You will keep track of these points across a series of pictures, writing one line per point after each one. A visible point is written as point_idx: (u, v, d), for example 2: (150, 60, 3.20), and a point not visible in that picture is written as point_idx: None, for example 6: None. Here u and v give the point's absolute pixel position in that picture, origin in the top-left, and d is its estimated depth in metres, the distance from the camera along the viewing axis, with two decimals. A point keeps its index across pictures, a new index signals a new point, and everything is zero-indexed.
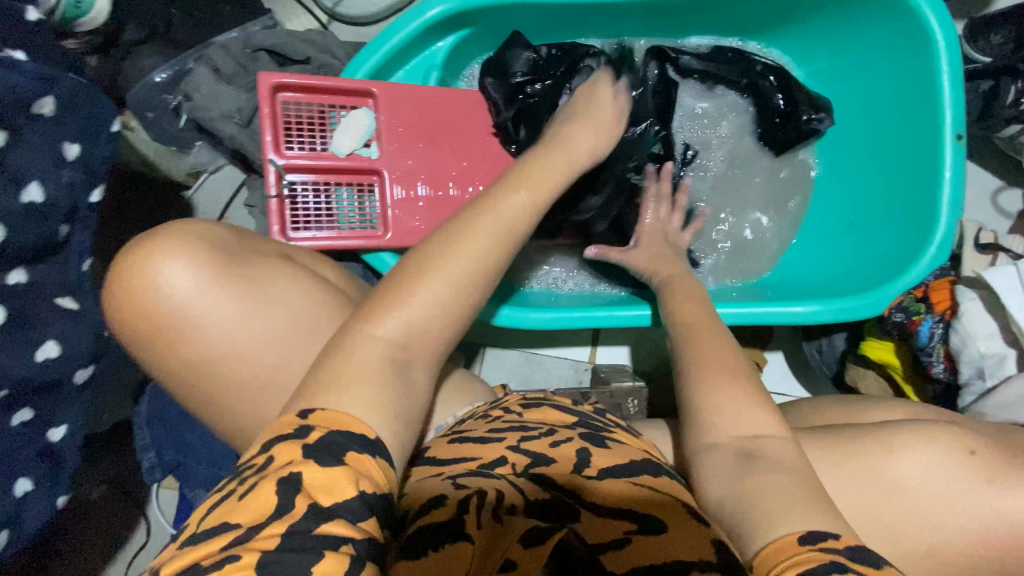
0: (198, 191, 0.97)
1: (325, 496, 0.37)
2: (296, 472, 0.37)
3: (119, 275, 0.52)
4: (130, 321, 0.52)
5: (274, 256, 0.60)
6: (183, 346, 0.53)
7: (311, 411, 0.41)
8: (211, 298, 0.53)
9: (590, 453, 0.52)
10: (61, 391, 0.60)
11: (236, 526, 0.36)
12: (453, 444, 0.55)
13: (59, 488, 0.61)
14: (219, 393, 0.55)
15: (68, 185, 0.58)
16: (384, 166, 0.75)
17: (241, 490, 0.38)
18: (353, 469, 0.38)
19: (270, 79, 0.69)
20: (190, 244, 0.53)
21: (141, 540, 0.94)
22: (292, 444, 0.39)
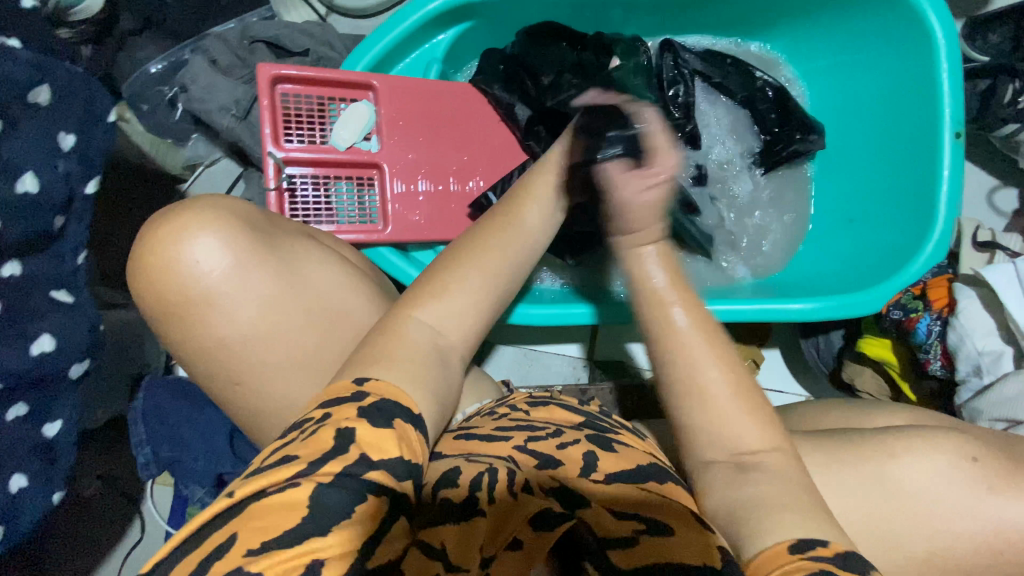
0: (196, 184, 0.95)
1: (375, 450, 0.40)
2: (350, 428, 0.40)
3: (148, 249, 0.49)
4: (158, 296, 0.49)
5: (306, 237, 0.58)
6: (217, 326, 0.50)
7: (366, 379, 0.44)
8: (247, 277, 0.50)
9: (596, 457, 0.50)
10: (57, 386, 0.59)
11: (294, 462, 0.39)
12: (457, 442, 0.53)
13: (55, 484, 0.60)
14: (243, 381, 0.52)
15: (64, 175, 0.57)
16: (384, 159, 0.74)
17: (303, 435, 0.41)
18: (397, 432, 0.42)
19: (269, 70, 0.68)
20: (222, 218, 0.51)
21: (136, 537, 0.93)
22: (347, 406, 0.42)
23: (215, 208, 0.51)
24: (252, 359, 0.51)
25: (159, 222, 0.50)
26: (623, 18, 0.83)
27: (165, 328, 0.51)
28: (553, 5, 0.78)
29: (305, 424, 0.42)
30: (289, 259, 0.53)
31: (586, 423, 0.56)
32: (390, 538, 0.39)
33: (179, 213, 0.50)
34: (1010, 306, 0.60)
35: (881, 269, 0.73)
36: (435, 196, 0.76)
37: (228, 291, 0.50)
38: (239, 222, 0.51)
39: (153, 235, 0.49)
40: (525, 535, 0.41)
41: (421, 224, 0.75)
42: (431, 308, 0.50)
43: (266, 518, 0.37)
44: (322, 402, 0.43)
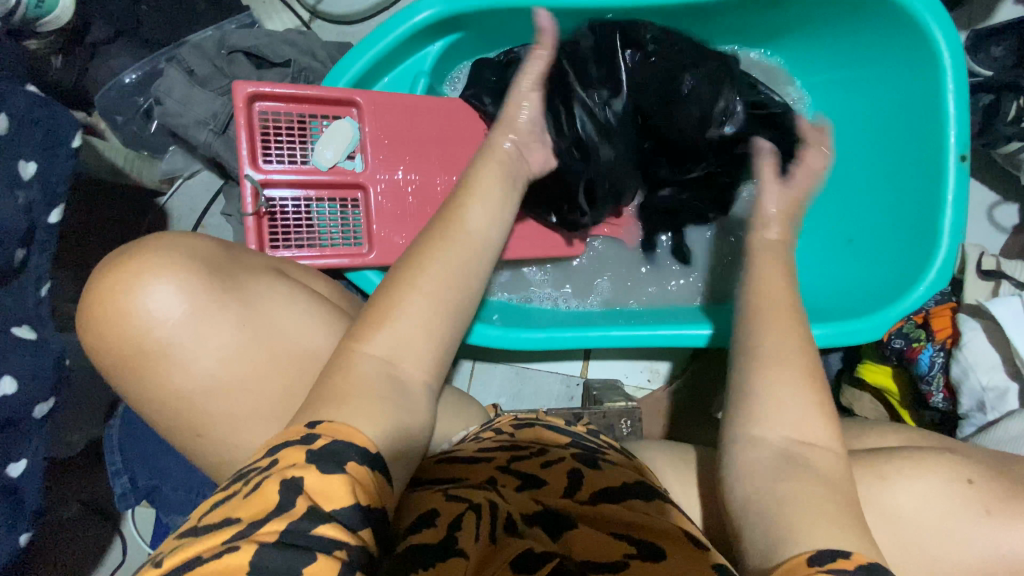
0: (173, 198, 0.91)
1: (329, 500, 0.34)
2: (297, 476, 0.34)
3: (93, 300, 0.46)
4: (109, 348, 0.47)
5: (267, 270, 0.55)
6: (175, 377, 0.47)
7: (318, 422, 0.38)
8: (205, 322, 0.47)
9: (583, 475, 0.48)
10: (22, 427, 0.56)
11: (236, 522, 0.33)
12: (437, 468, 0.50)
13: (22, 526, 0.57)
14: (209, 429, 0.49)
15: (24, 206, 0.54)
16: (369, 180, 0.71)
17: (244, 490, 0.35)
18: (352, 477, 0.35)
19: (245, 88, 0.65)
20: (172, 261, 0.48)
21: (117, 560, 0.91)
22: (295, 450, 0.36)
23: (173, 251, 0.49)
24: (215, 410, 0.48)
25: (109, 268, 0.47)
26: None
27: (119, 378, 0.48)
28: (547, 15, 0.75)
29: (246, 478, 0.36)
30: (252, 302, 0.50)
31: (575, 442, 0.54)
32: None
33: (131, 259, 0.47)
34: (1016, 341, 0.60)
35: (884, 293, 0.72)
36: (422, 217, 0.73)
37: (186, 340, 0.47)
38: (195, 265, 0.48)
39: (102, 283, 0.46)
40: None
41: (406, 246, 0.72)
42: (382, 339, 0.44)
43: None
44: (267, 450, 0.37)
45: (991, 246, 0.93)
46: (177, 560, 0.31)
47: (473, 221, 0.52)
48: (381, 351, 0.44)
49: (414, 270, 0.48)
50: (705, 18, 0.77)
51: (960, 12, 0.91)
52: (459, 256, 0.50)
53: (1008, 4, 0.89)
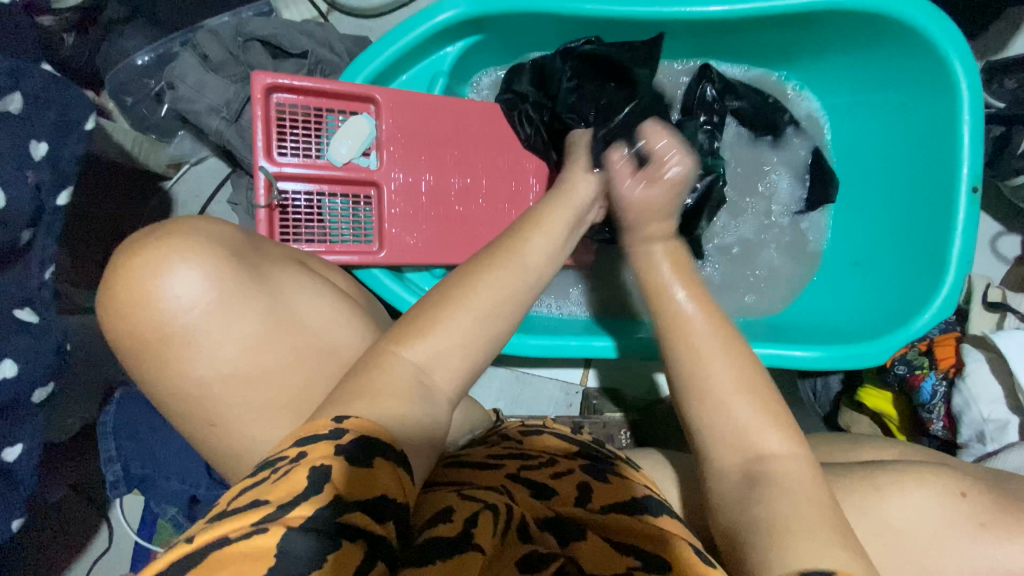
0: (179, 184, 0.90)
1: (350, 488, 0.34)
2: (326, 463, 0.34)
3: (114, 285, 0.45)
4: (127, 333, 0.45)
5: (288, 262, 0.54)
6: (192, 365, 0.46)
7: (346, 417, 0.38)
8: (229, 311, 0.46)
9: (592, 486, 0.48)
10: (19, 410, 0.55)
11: (264, 504, 0.32)
12: (449, 470, 0.50)
13: (14, 511, 0.57)
14: (222, 420, 0.47)
15: (33, 187, 0.52)
16: (383, 178, 0.70)
17: (274, 475, 0.34)
18: (378, 474, 0.35)
19: (264, 79, 0.64)
20: (196, 247, 0.47)
21: (102, 546, 0.90)
22: (324, 443, 0.36)
23: (204, 236, 0.48)
24: (230, 402, 0.47)
25: (131, 251, 0.46)
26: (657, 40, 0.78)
27: (135, 358, 0.47)
28: (570, 22, 0.74)
29: (275, 466, 0.35)
30: (277, 295, 0.50)
31: (581, 453, 0.54)
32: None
33: (154, 242, 0.46)
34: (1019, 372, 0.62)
35: (890, 318, 0.72)
36: (434, 220, 0.72)
37: (204, 328, 0.46)
38: (218, 253, 0.47)
39: (125, 265, 0.46)
40: (509, 573, 0.37)
41: (417, 247, 0.71)
42: (423, 346, 0.44)
43: (227, 568, 0.29)
44: (294, 440, 0.37)
45: (991, 276, 0.94)
46: (209, 539, 0.30)
47: (530, 250, 0.54)
48: (420, 358, 0.44)
49: (462, 289, 0.48)
50: (733, 34, 0.77)
51: (977, 42, 0.91)
52: (499, 278, 0.50)
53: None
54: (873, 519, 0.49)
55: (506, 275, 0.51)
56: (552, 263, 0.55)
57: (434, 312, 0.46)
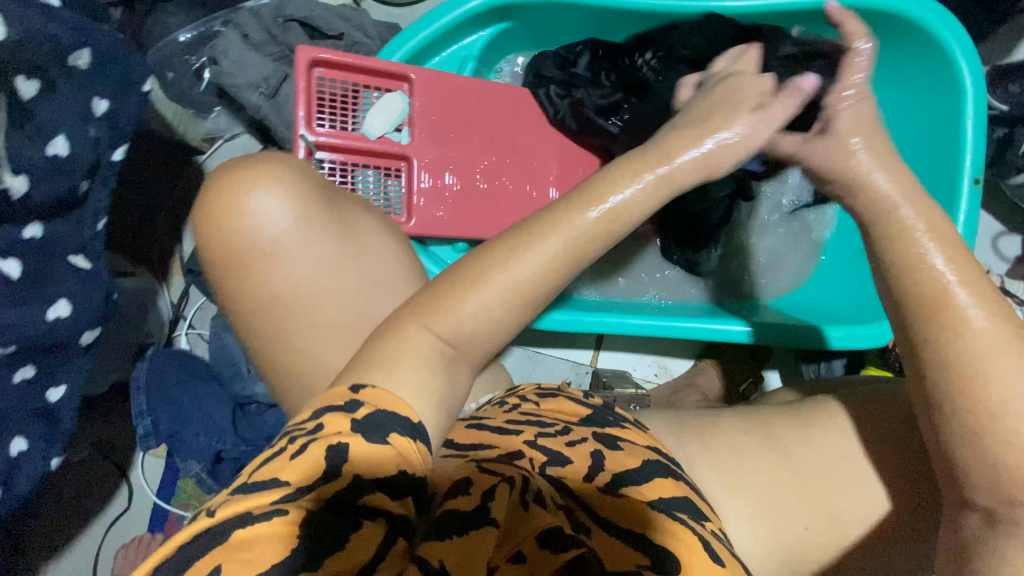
0: (212, 157, 0.92)
1: (367, 467, 0.36)
2: (343, 442, 0.36)
3: (213, 196, 0.49)
4: (217, 239, 0.49)
5: (361, 206, 0.57)
6: (267, 279, 0.49)
7: (362, 387, 0.41)
8: (312, 236, 0.50)
9: (604, 456, 0.48)
10: (67, 351, 0.58)
11: (284, 483, 0.35)
12: (469, 431, 0.51)
13: (54, 449, 0.59)
14: (281, 343, 0.51)
15: (93, 141, 0.56)
16: (414, 153, 0.74)
17: (291, 450, 0.37)
18: (397, 451, 0.37)
19: (308, 53, 0.68)
20: (292, 175, 0.50)
21: (121, 507, 0.91)
22: (339, 416, 0.38)
23: (287, 165, 0.51)
24: (298, 318, 0.51)
25: (235, 168, 0.50)
26: None
27: (214, 269, 0.51)
28: (596, 13, 0.78)
29: (294, 437, 0.38)
30: (347, 229, 0.52)
31: (594, 417, 0.54)
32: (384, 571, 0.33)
33: (255, 165, 0.50)
34: None
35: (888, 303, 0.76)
36: (460, 195, 0.76)
37: (289, 246, 0.49)
38: (311, 182, 0.51)
39: (218, 182, 0.49)
40: (528, 549, 0.38)
41: (444, 220, 0.75)
42: (445, 320, 0.44)
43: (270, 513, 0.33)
44: (315, 408, 0.40)
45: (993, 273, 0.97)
46: (235, 506, 0.34)
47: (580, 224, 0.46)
48: (441, 334, 0.44)
49: (501, 264, 0.46)
50: None
51: (982, 48, 0.95)
52: (550, 253, 0.46)
53: None
54: (825, 446, 0.53)
55: (558, 252, 0.46)
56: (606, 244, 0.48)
57: (462, 291, 0.45)
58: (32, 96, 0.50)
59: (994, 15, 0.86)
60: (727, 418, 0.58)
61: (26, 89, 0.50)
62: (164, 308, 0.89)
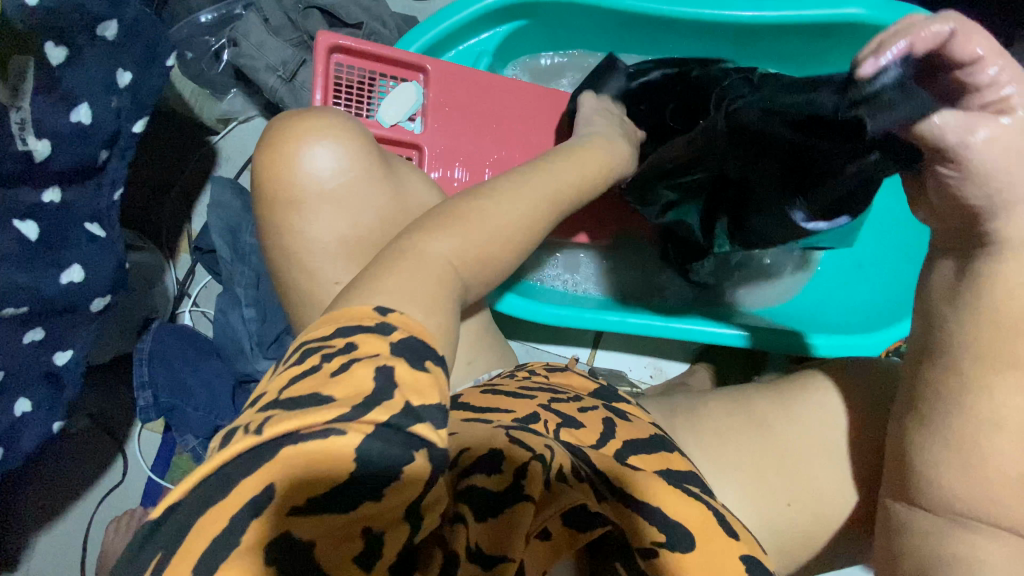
0: (225, 139, 0.93)
1: (417, 397, 0.32)
2: (387, 365, 0.32)
3: (285, 134, 0.51)
4: (273, 177, 0.51)
5: (410, 173, 0.58)
6: (315, 224, 0.51)
7: (390, 310, 0.36)
8: (359, 193, 0.52)
9: (615, 424, 0.48)
10: (77, 316, 0.59)
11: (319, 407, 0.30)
12: (482, 395, 0.50)
13: (57, 413, 0.60)
14: (308, 306, 0.53)
15: (115, 111, 0.57)
16: (425, 142, 0.75)
17: (325, 372, 0.32)
18: (437, 377, 0.33)
19: (328, 40, 0.70)
20: (355, 136, 0.53)
21: (115, 479, 0.91)
22: (372, 338, 0.33)
23: (352, 126, 0.53)
24: (315, 281, 0.52)
25: (307, 117, 0.53)
26: (690, 46, 0.83)
27: (266, 209, 0.52)
28: (610, 16, 0.79)
29: (324, 355, 0.33)
30: (399, 194, 0.55)
31: (600, 393, 0.54)
32: (429, 506, 0.33)
33: (325, 117, 0.53)
34: None
35: (891, 313, 0.79)
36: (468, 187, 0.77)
37: (334, 201, 0.51)
38: (368, 148, 0.53)
39: (294, 126, 0.52)
40: (554, 527, 0.37)
41: None
42: (443, 240, 0.43)
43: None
44: (336, 328, 0.34)
45: None
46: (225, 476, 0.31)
47: (556, 179, 0.54)
48: (452, 250, 0.43)
49: (463, 208, 0.46)
50: (761, 43, 0.82)
51: None
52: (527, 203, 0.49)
53: None
54: (812, 437, 0.55)
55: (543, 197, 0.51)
56: (570, 200, 0.55)
57: (441, 224, 0.44)
58: (59, 62, 0.52)
59: None
60: (713, 400, 0.59)
61: (54, 56, 0.51)
62: (169, 284, 0.91)
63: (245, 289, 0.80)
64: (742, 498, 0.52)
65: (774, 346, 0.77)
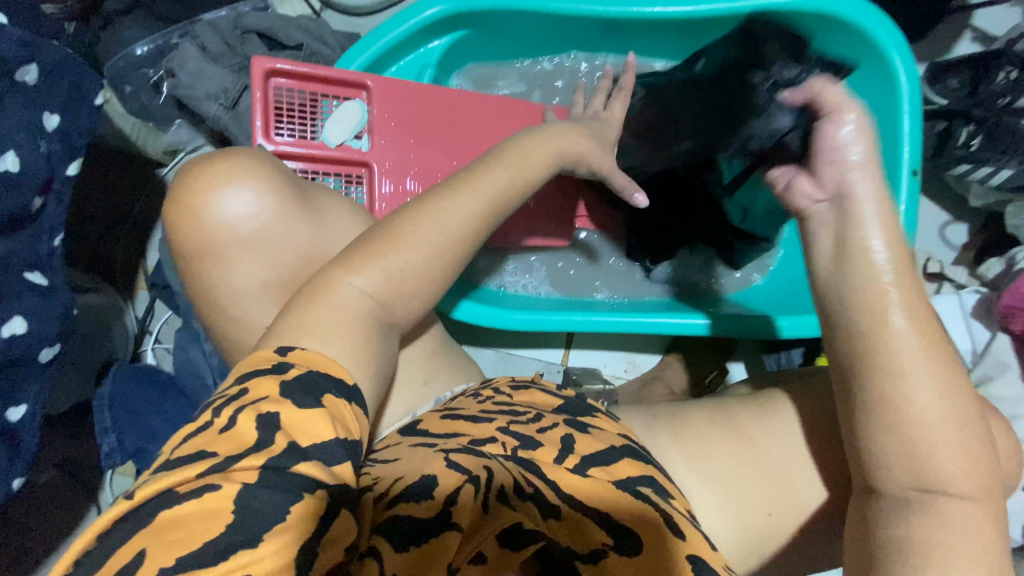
0: (174, 170, 0.92)
1: (306, 437, 0.33)
2: (273, 411, 0.33)
3: (189, 181, 0.49)
4: (187, 228, 0.49)
5: (333, 195, 0.58)
6: (242, 272, 0.50)
7: (290, 349, 0.37)
8: (283, 225, 0.51)
9: (574, 438, 0.48)
10: (25, 368, 0.57)
11: (211, 457, 0.31)
12: (443, 420, 0.50)
13: (15, 469, 0.58)
14: (251, 345, 0.52)
15: (45, 156, 0.55)
16: (374, 158, 0.75)
17: (217, 424, 0.33)
18: (330, 411, 0.35)
19: (264, 64, 0.69)
20: (261, 168, 0.51)
21: (91, 529, 0.88)
22: (268, 379, 0.35)
23: (255, 158, 0.52)
24: (262, 311, 0.51)
25: (207, 159, 0.51)
26: (625, 38, 0.84)
27: (187, 264, 0.51)
28: (547, 19, 0.80)
29: (217, 408, 0.34)
30: (322, 225, 0.54)
31: (564, 407, 0.53)
32: (334, 540, 0.32)
33: (222, 158, 0.51)
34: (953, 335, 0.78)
35: None
36: None
37: (258, 241, 0.50)
38: (276, 177, 0.52)
39: (199, 171, 0.50)
40: (490, 548, 0.38)
41: None
42: (371, 271, 0.42)
43: (185, 527, 0.29)
44: (240, 374, 0.36)
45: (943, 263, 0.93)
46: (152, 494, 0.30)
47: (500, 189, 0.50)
48: (372, 283, 0.42)
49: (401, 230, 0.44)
50: (700, 32, 0.83)
51: (924, 45, 0.94)
52: (477, 217, 0.47)
53: (966, 39, 0.93)
54: (784, 432, 0.57)
55: (483, 212, 0.48)
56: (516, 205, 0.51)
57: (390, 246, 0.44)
58: None
59: (931, 13, 0.86)
60: (697, 409, 0.60)
61: None
62: (129, 324, 0.89)
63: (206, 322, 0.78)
64: (716, 501, 0.54)
65: (726, 330, 0.79)
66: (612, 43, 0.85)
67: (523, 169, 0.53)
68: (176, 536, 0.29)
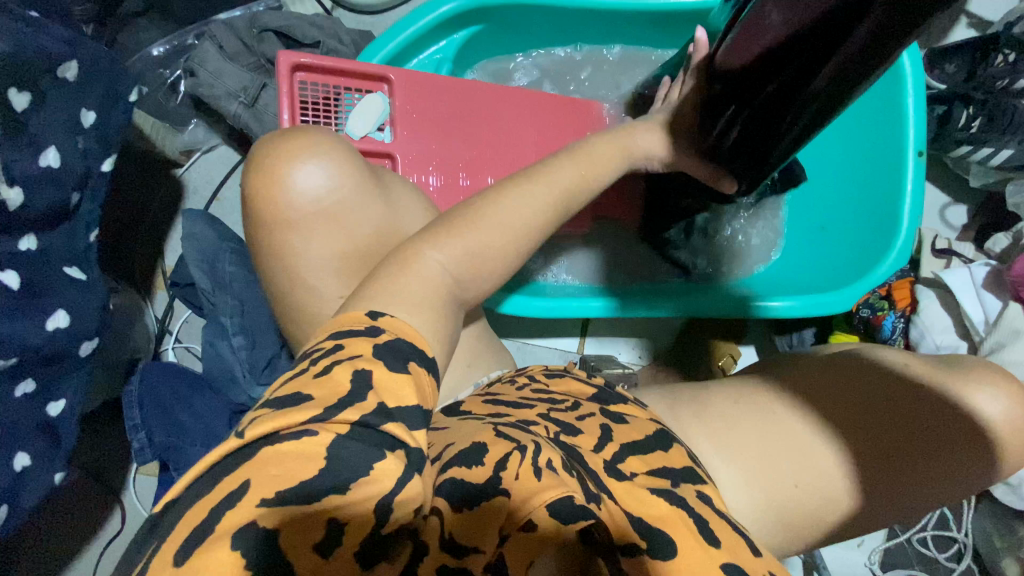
0: (190, 170, 0.92)
1: (393, 399, 0.35)
2: (364, 369, 0.35)
3: (269, 155, 0.52)
4: (260, 200, 0.51)
5: (402, 182, 0.60)
6: (312, 245, 0.52)
7: (381, 314, 0.38)
8: (352, 202, 0.52)
9: (612, 428, 0.49)
10: (66, 363, 0.58)
11: (306, 413, 0.33)
12: (484, 403, 0.52)
13: (58, 463, 0.59)
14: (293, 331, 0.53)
15: (83, 152, 0.56)
16: (397, 151, 0.76)
17: (314, 370, 0.35)
18: (414, 378, 0.36)
19: (290, 58, 0.70)
20: (331, 147, 0.53)
21: (116, 528, 0.88)
22: (361, 339, 0.36)
23: (320, 138, 0.54)
24: (307, 294, 0.53)
25: (283, 137, 0.53)
26: (635, 30, 0.86)
27: (260, 234, 0.53)
28: (559, 12, 0.82)
29: (313, 358, 0.36)
30: (387, 207, 0.55)
31: (599, 395, 0.55)
32: (401, 502, 0.34)
33: (296, 136, 0.53)
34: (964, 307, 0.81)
35: (861, 266, 0.81)
36: (444, 189, 0.78)
37: (320, 219, 0.51)
38: (346, 156, 0.54)
39: (277, 147, 0.52)
40: (541, 516, 0.36)
41: None
42: (445, 246, 0.44)
43: (282, 465, 0.32)
44: (330, 332, 0.38)
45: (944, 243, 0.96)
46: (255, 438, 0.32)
47: (559, 177, 0.52)
48: (446, 258, 0.44)
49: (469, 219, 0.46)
50: None
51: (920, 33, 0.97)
52: (541, 203, 0.50)
53: (962, 26, 0.96)
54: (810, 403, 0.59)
55: (550, 205, 0.50)
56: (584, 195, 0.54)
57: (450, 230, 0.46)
58: (23, 107, 0.51)
59: None
60: (716, 387, 0.62)
61: (18, 102, 0.51)
62: (150, 323, 0.89)
63: (231, 317, 0.79)
64: (746, 474, 0.56)
65: (724, 311, 0.80)
66: (621, 34, 0.87)
67: (591, 165, 0.55)
68: (276, 471, 0.31)
